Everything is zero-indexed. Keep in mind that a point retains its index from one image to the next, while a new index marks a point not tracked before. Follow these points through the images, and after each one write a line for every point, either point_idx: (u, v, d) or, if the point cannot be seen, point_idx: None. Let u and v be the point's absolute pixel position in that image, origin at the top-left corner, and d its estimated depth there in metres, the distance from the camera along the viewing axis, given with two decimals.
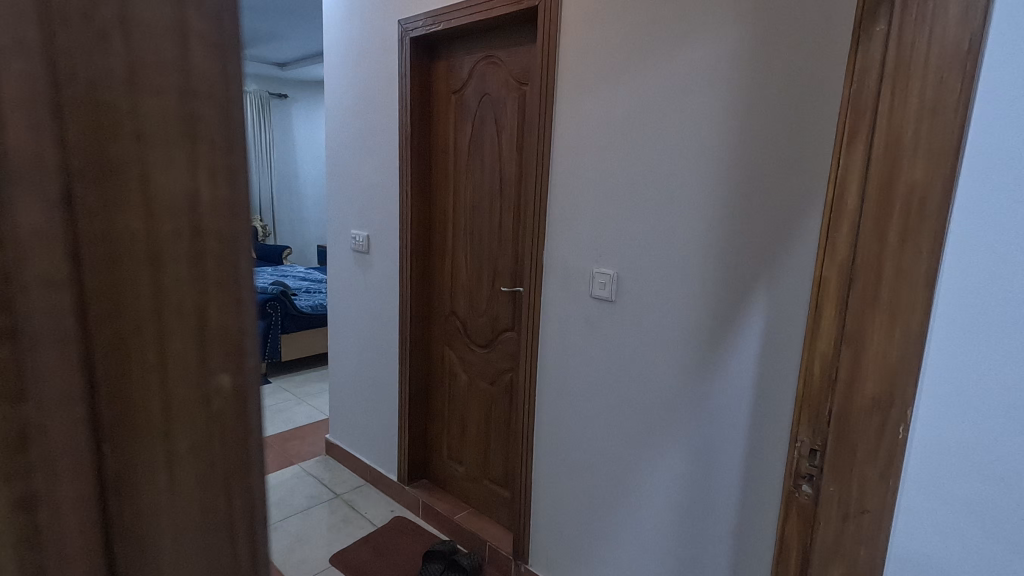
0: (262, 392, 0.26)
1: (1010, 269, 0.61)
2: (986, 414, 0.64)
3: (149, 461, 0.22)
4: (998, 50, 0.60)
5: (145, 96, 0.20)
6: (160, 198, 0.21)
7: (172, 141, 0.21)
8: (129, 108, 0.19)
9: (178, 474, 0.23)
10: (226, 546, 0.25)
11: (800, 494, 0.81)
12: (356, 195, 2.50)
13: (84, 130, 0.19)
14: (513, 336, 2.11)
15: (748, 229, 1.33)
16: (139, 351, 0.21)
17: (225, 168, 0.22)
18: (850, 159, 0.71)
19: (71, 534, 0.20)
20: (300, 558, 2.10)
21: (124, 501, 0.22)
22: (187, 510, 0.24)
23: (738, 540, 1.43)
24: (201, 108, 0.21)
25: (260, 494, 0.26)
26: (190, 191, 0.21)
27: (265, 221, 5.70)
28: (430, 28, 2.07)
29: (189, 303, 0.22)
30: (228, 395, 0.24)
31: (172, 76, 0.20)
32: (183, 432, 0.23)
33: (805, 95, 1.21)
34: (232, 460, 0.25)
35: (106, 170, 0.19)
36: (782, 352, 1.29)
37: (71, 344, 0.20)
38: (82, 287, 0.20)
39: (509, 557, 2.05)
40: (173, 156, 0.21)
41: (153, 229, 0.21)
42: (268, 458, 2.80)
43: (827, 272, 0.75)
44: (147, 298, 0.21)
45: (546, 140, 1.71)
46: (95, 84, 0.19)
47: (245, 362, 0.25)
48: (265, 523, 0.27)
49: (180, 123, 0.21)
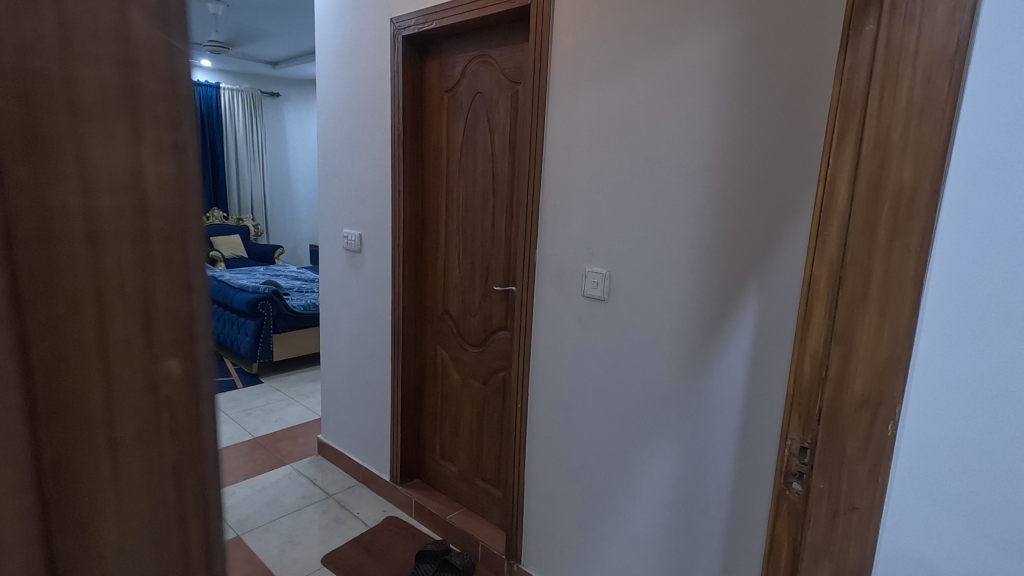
0: (215, 376, 0.26)
1: (1002, 266, 0.61)
2: (974, 413, 0.64)
3: (89, 445, 0.22)
4: (987, 47, 0.60)
5: (82, 64, 0.19)
6: (98, 174, 0.20)
7: (111, 116, 0.20)
8: (62, 77, 0.19)
9: (122, 458, 0.23)
10: (177, 534, 0.25)
11: (790, 491, 0.82)
12: (348, 195, 2.49)
13: (13, 100, 0.18)
14: (506, 335, 2.10)
15: (738, 229, 1.34)
16: (77, 334, 0.21)
17: (170, 145, 0.22)
18: (840, 158, 0.71)
19: (7, 527, 0.19)
20: (292, 558, 2.08)
21: (65, 490, 0.21)
22: (132, 495, 0.23)
23: (730, 539, 1.43)
24: (142, 81, 0.21)
25: (214, 483, 0.26)
26: (131, 166, 0.21)
27: (257, 220, 5.66)
28: (421, 27, 2.06)
29: (134, 286, 0.22)
30: (177, 380, 0.24)
31: (111, 44, 0.19)
32: (127, 417, 0.23)
33: (795, 95, 1.21)
34: (180, 442, 0.25)
35: (38, 143, 0.19)
36: (773, 351, 1.30)
37: (4, 327, 0.19)
38: (16, 268, 0.19)
39: (501, 557, 2.05)
40: (112, 129, 0.20)
41: (91, 207, 0.20)
42: (260, 459, 2.78)
43: (817, 269, 0.75)
44: (88, 279, 0.21)
45: (538, 139, 1.71)
46: (25, 49, 0.18)
47: (196, 348, 0.24)
48: (219, 513, 0.27)
49: (121, 97, 0.20)
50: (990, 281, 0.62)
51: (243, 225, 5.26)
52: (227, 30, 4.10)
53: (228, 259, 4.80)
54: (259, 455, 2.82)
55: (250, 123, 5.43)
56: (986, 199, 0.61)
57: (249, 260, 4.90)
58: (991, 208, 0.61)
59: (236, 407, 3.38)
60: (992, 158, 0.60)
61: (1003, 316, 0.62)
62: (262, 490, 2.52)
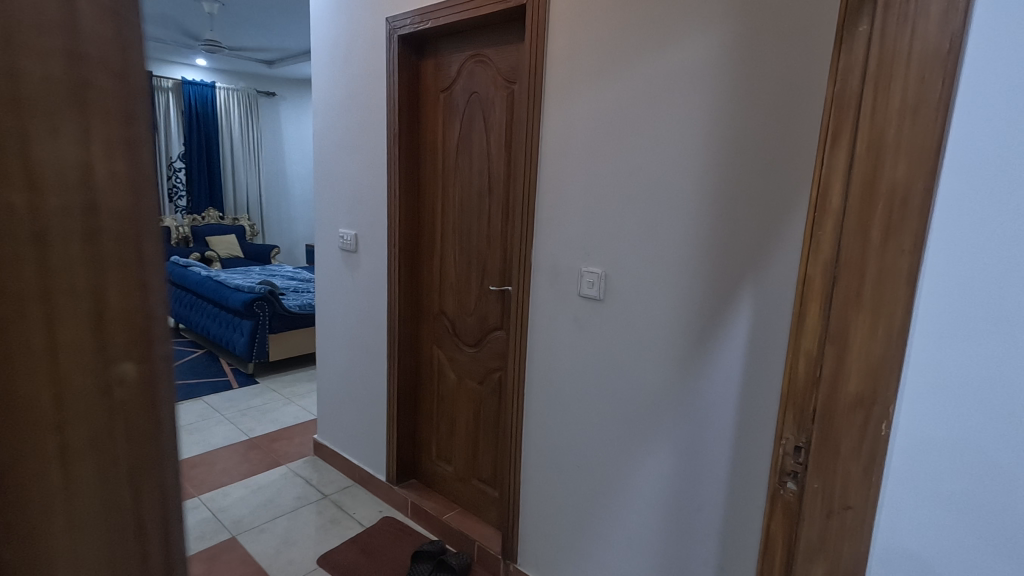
0: (171, 374, 0.27)
1: (997, 265, 0.61)
2: (968, 412, 0.64)
3: (39, 443, 0.22)
4: (979, 48, 0.60)
5: (26, 60, 0.20)
6: (44, 172, 0.21)
7: (56, 112, 0.21)
8: (8, 73, 0.20)
9: (75, 457, 0.24)
10: (131, 532, 0.26)
11: (784, 492, 0.81)
12: (345, 194, 2.48)
13: None
14: (503, 335, 2.09)
15: (733, 229, 1.34)
16: (24, 334, 0.21)
17: (121, 141, 0.23)
18: (834, 158, 0.71)
19: None
20: (288, 559, 2.08)
21: (16, 486, 0.22)
22: (87, 493, 0.24)
23: (725, 538, 1.43)
24: (92, 77, 0.22)
25: (170, 483, 0.28)
26: (80, 163, 0.22)
27: (253, 220, 5.64)
28: (417, 26, 2.05)
29: (83, 286, 0.23)
30: (131, 379, 0.25)
31: (58, 41, 0.20)
32: (78, 416, 0.24)
33: (789, 96, 1.22)
34: (135, 441, 0.26)
35: None
36: (767, 352, 1.30)
37: None
38: None
39: (497, 557, 2.04)
40: (58, 125, 0.21)
41: (38, 209, 0.21)
42: (255, 459, 2.77)
43: (811, 269, 0.75)
44: (37, 281, 0.21)
45: (534, 139, 1.71)
46: None
47: (151, 349, 0.26)
48: (174, 511, 0.28)
49: (67, 92, 0.21)
50: (986, 281, 0.62)
51: (239, 224, 5.24)
52: (222, 29, 4.08)
53: (224, 259, 4.78)
54: (255, 455, 2.81)
55: (245, 122, 5.41)
56: (980, 199, 0.61)
57: (245, 260, 4.88)
58: (984, 207, 0.61)
59: (231, 408, 3.37)
60: (986, 158, 0.60)
61: (996, 315, 0.62)
62: (258, 490, 2.51)
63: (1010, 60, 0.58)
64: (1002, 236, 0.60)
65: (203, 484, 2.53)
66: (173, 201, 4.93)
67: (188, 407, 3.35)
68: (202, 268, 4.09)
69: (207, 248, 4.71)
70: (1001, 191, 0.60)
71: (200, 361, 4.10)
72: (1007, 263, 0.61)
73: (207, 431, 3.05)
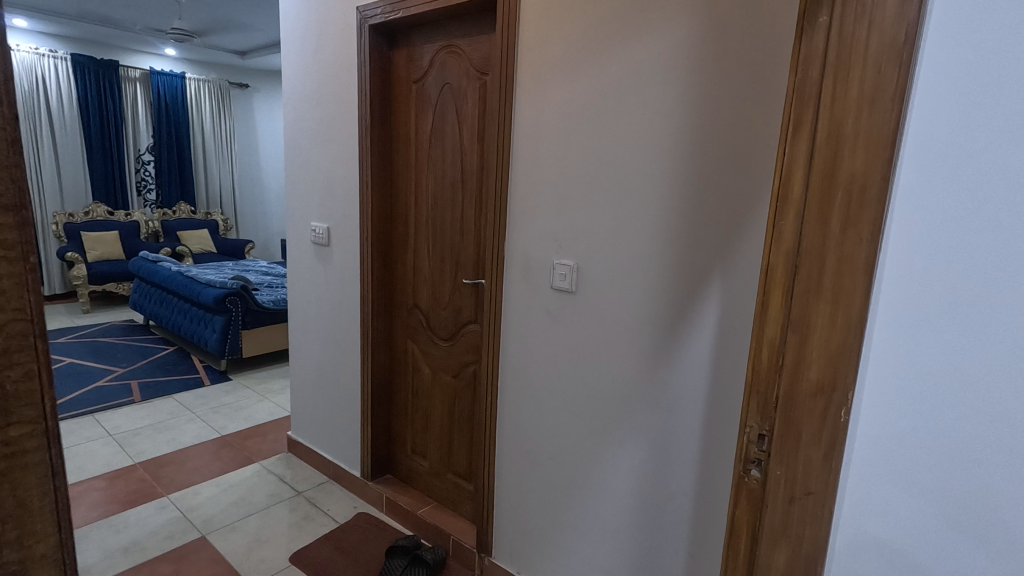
0: None
1: (948, 253, 0.62)
2: (929, 400, 0.65)
3: None
4: (934, 46, 0.61)
5: None
6: None
7: None
8: None
9: None
10: None
11: (749, 479, 0.79)
12: (316, 186, 2.43)
13: None
14: (476, 328, 2.07)
15: (700, 220, 1.34)
16: None
17: None
18: (794, 150, 0.69)
19: None
20: (260, 557, 2.02)
21: None
22: None
23: (695, 526, 1.44)
24: None
25: None
26: None
27: (226, 214, 5.50)
28: (388, 15, 2.00)
29: None
30: None
31: None
32: None
33: (753, 86, 1.22)
34: None
35: None
36: (734, 340, 1.31)
37: None
38: None
39: (474, 550, 2.02)
40: None
41: None
42: (226, 458, 2.70)
43: (772, 259, 0.73)
44: None
45: (506, 129, 1.69)
46: None
47: None
48: None
49: None
50: (951, 267, 0.62)
51: (211, 219, 5.11)
52: (191, 17, 3.94)
53: (195, 254, 4.66)
54: (227, 453, 2.75)
55: (216, 114, 5.27)
56: (936, 190, 0.62)
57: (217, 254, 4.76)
58: (941, 197, 0.62)
59: (203, 406, 3.29)
60: (946, 150, 0.61)
61: (953, 303, 0.62)
62: (228, 488, 2.45)
63: (967, 56, 0.59)
64: (962, 223, 0.61)
65: (172, 484, 2.46)
66: (142, 195, 4.79)
67: (157, 405, 3.26)
68: (172, 263, 3.97)
69: (176, 243, 4.58)
70: (958, 181, 0.61)
71: (169, 359, 4.00)
72: (963, 251, 0.61)
73: (176, 429, 2.97)
